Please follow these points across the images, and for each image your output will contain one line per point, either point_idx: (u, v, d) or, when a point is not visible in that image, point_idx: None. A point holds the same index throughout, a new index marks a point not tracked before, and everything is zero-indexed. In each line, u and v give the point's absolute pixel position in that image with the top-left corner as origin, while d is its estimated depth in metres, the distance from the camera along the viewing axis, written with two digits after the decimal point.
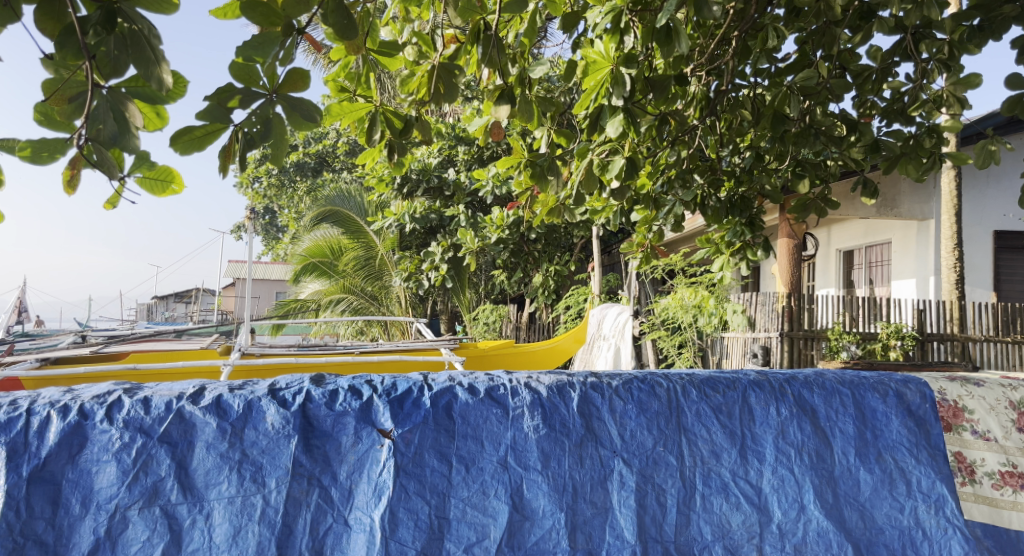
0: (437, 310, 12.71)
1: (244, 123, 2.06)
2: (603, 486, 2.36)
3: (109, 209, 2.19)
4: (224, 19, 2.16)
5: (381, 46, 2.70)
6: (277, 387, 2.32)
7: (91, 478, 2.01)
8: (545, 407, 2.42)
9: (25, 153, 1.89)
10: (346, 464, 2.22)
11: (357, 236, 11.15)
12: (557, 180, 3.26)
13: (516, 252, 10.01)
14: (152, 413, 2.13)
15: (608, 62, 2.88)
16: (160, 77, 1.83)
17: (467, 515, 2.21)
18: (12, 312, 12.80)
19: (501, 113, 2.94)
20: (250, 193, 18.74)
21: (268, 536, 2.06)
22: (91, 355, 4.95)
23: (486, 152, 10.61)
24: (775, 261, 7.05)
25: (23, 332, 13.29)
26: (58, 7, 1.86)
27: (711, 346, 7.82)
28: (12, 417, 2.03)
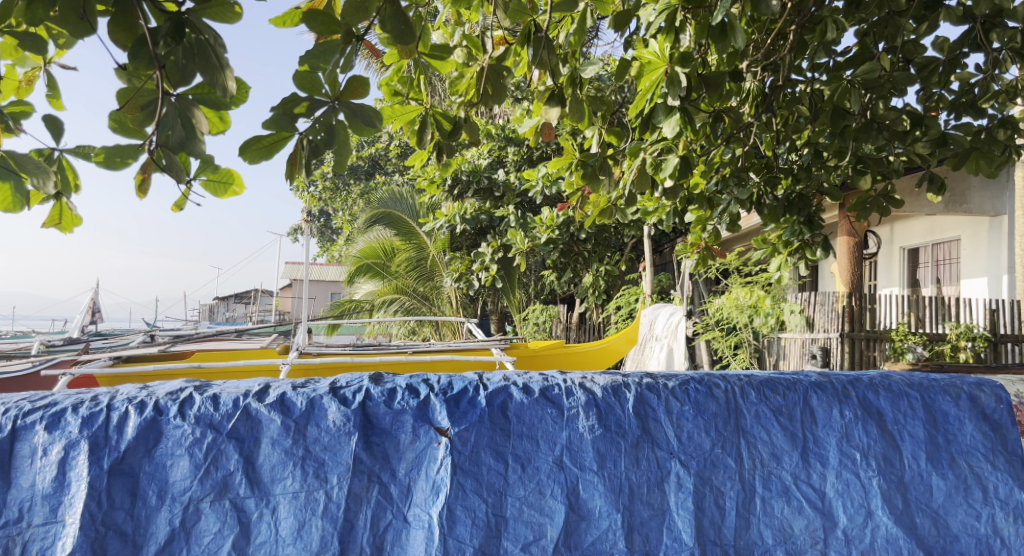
0: (488, 311, 12.75)
1: (309, 131, 2.13)
2: (660, 487, 2.34)
3: (176, 212, 2.27)
4: (283, 27, 2.21)
5: (433, 50, 2.67)
6: (339, 385, 2.37)
7: (166, 471, 2.10)
8: (600, 407, 2.41)
9: (99, 159, 1.99)
10: (404, 461, 2.25)
11: (409, 237, 11.32)
12: (610, 180, 3.24)
13: (567, 252, 9.92)
14: (221, 410, 2.20)
15: (663, 61, 2.86)
16: (226, 84, 1.92)
17: (524, 514, 2.23)
18: (85, 314, 13.48)
19: (551, 114, 2.95)
20: (306, 196, 19.17)
21: (331, 530, 2.11)
22: (161, 353, 5.17)
23: (536, 152, 10.55)
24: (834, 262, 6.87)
25: (97, 331, 14.01)
26: (130, 19, 1.95)
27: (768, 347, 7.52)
28: (94, 412, 2.13)
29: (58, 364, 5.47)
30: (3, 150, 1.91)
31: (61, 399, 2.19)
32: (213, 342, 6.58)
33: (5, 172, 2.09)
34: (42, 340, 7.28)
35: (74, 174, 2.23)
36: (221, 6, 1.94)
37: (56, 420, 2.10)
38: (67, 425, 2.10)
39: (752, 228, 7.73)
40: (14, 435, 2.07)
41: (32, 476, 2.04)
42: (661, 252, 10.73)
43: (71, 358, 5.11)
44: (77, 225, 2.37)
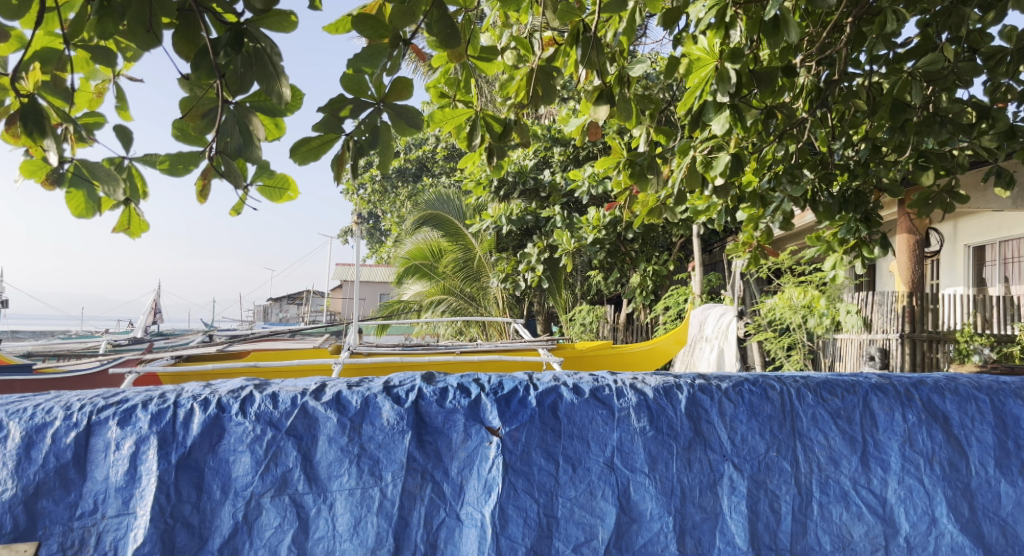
0: (535, 311, 12.73)
1: (355, 133, 2.16)
2: (712, 490, 2.31)
3: (234, 216, 2.34)
4: (336, 34, 2.26)
5: (481, 52, 2.63)
6: (392, 384, 2.40)
7: (229, 466, 2.16)
8: (651, 408, 2.38)
9: (164, 166, 2.07)
10: (456, 460, 2.27)
11: (456, 238, 11.44)
12: (659, 179, 3.21)
13: (613, 252, 9.73)
14: (280, 407, 2.25)
15: (712, 58, 2.84)
16: (281, 91, 1.99)
17: (576, 515, 2.23)
18: (148, 315, 14.08)
19: (599, 113, 2.93)
20: (356, 198, 19.51)
21: (386, 527, 2.15)
22: (219, 352, 5.34)
23: (583, 152, 10.29)
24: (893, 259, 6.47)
25: (160, 332, 14.63)
26: (193, 31, 2.02)
27: (825, 348, 7.32)
28: (162, 409, 2.19)
29: (123, 363, 5.71)
30: (77, 160, 2.01)
31: (131, 396, 2.26)
32: (269, 342, 6.78)
33: (80, 182, 2.19)
34: (109, 340, 7.64)
35: (142, 181, 2.32)
36: (277, 16, 1.98)
37: (128, 416, 2.17)
38: (138, 421, 2.17)
39: (805, 227, 7.52)
40: (89, 430, 2.14)
41: (106, 470, 2.11)
42: (711, 252, 10.25)
43: (136, 356, 5.34)
44: (144, 231, 2.48)
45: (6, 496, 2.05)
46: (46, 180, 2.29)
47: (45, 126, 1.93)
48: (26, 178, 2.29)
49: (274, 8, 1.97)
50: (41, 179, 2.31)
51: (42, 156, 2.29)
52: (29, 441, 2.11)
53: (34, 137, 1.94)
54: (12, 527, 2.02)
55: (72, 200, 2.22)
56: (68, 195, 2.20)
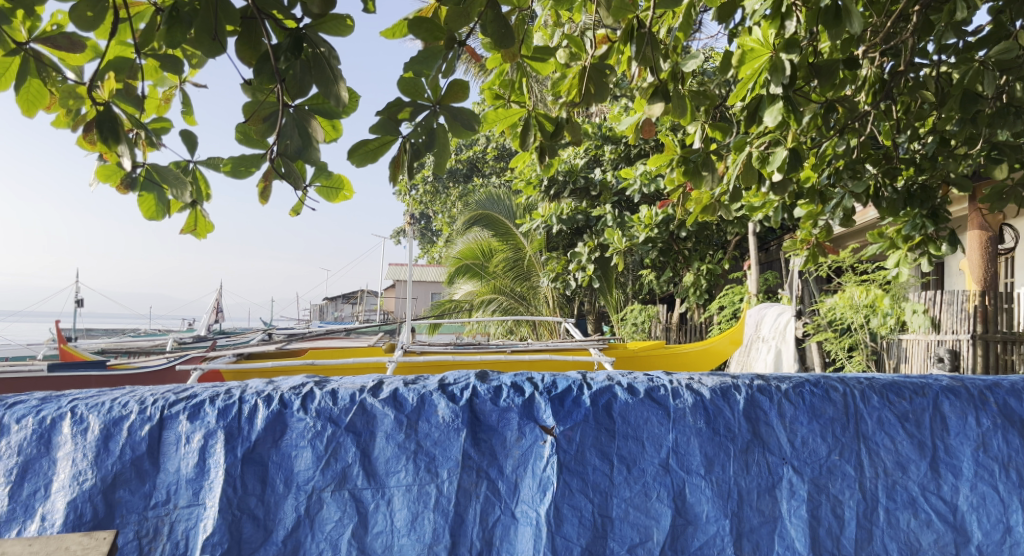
0: (585, 311, 12.56)
1: (412, 135, 2.17)
2: (771, 494, 2.26)
3: (293, 216, 2.39)
4: (391, 38, 2.22)
5: (534, 52, 2.63)
6: (447, 383, 2.42)
7: (291, 461, 2.21)
8: (708, 409, 2.33)
9: (227, 169, 2.14)
10: (511, 458, 2.27)
11: (506, 238, 11.44)
12: (713, 175, 3.13)
13: (665, 251, 9.23)
14: (340, 404, 2.29)
15: (767, 49, 2.76)
16: (339, 94, 2.01)
17: (630, 516, 2.21)
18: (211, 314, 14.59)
19: (654, 110, 2.87)
20: (409, 199, 19.68)
21: (442, 523, 2.18)
22: (279, 350, 5.52)
23: (634, 149, 9.52)
24: (964, 257, 6.15)
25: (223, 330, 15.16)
26: (255, 38, 2.07)
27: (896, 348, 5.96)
28: (228, 404, 2.26)
29: (190, 359, 5.98)
30: (148, 165, 2.10)
31: (200, 392, 2.34)
32: (325, 340, 6.92)
33: (150, 185, 2.27)
34: (175, 338, 7.95)
35: (206, 183, 2.39)
36: (334, 20, 2.01)
37: (197, 410, 2.25)
38: (207, 416, 2.24)
39: (868, 224, 7.21)
40: (161, 424, 2.22)
41: (177, 462, 2.19)
42: (768, 251, 9.33)
43: (203, 354, 5.58)
44: (209, 233, 2.55)
45: (86, 486, 2.14)
46: (120, 184, 2.38)
47: (119, 132, 2.01)
48: (101, 182, 2.39)
49: (331, 13, 2.01)
50: (115, 184, 2.41)
51: (116, 161, 2.38)
52: (107, 433, 2.20)
53: (109, 143, 2.02)
54: (91, 515, 2.11)
55: (145, 203, 2.33)
56: (140, 198, 2.30)
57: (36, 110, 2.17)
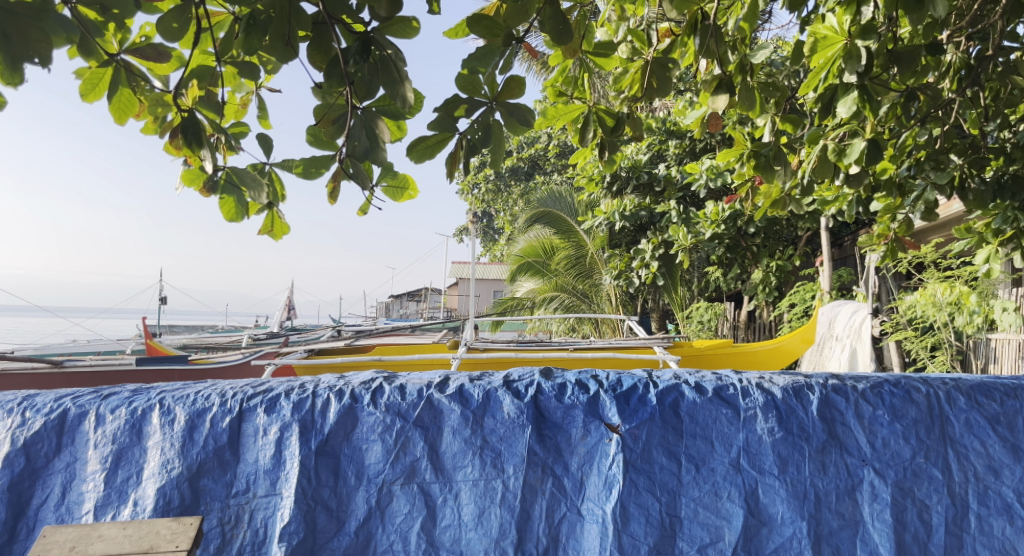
0: (649, 309, 12.32)
1: (468, 131, 2.16)
2: (851, 496, 2.18)
3: (360, 216, 2.34)
4: (454, 39, 2.18)
5: (597, 47, 2.61)
6: (511, 379, 2.42)
7: (362, 454, 2.26)
8: (780, 409, 2.26)
9: (299, 170, 2.22)
10: (577, 456, 2.26)
11: (568, 235, 11.39)
12: (786, 169, 3.05)
13: (732, 247, 8.83)
14: (408, 399, 2.33)
15: (841, 36, 2.65)
16: (405, 96, 2.06)
17: (701, 515, 2.17)
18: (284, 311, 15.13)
19: (719, 103, 2.77)
20: (472, 198, 19.78)
21: (509, 518, 2.19)
22: (347, 346, 5.69)
23: (699, 143, 9.21)
24: None
25: (294, 327, 15.69)
26: (326, 43, 2.13)
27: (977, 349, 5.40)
28: (302, 398, 2.33)
29: (264, 355, 6.24)
30: (228, 168, 2.20)
31: (275, 386, 2.42)
32: (392, 336, 7.07)
33: (229, 188, 2.37)
34: (251, 335, 8.29)
35: (281, 185, 2.48)
36: (400, 23, 2.06)
37: (273, 404, 2.32)
38: (282, 409, 2.31)
39: (953, 218, 6.80)
40: (241, 416, 2.30)
41: (255, 453, 2.26)
42: (841, 246, 8.87)
43: (277, 350, 5.81)
44: (284, 233, 2.65)
45: (173, 474, 2.22)
46: (202, 187, 2.50)
47: (201, 137, 2.11)
48: (186, 185, 2.51)
49: (398, 15, 2.04)
50: (198, 187, 2.52)
51: (198, 166, 2.51)
52: (191, 424, 2.28)
53: (193, 148, 2.14)
54: (178, 502, 2.19)
55: (225, 205, 2.45)
56: (220, 201, 2.42)
57: (127, 118, 2.29)
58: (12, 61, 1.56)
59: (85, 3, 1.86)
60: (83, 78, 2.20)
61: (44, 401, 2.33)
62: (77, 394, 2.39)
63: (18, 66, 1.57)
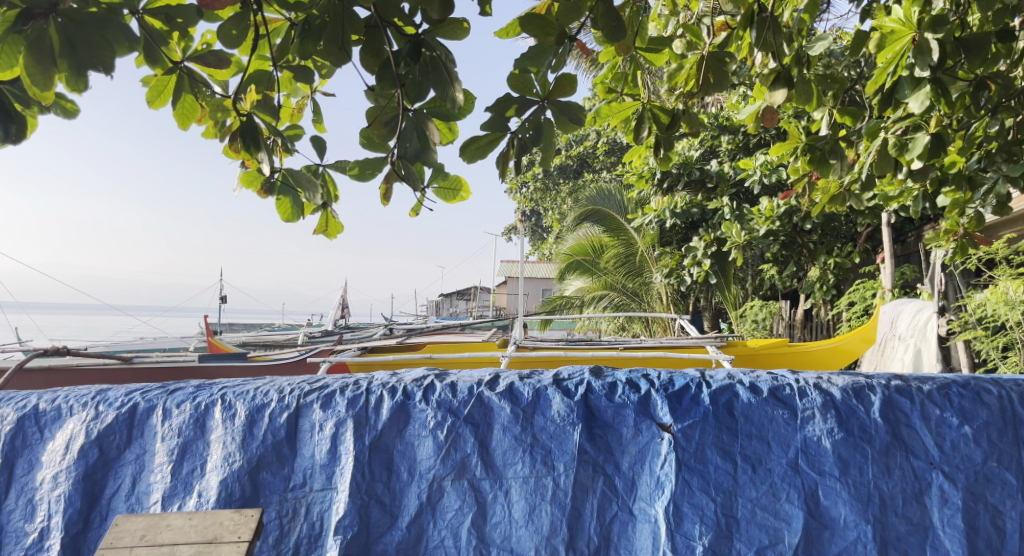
0: (700, 307, 12.06)
1: (520, 130, 2.17)
2: (918, 500, 2.11)
3: (413, 217, 2.43)
4: (505, 39, 2.20)
5: (650, 43, 2.57)
6: (561, 377, 2.42)
7: (414, 450, 2.30)
8: (839, 409, 2.20)
9: (354, 172, 2.27)
10: (628, 455, 2.25)
11: (618, 233, 11.29)
12: (842, 163, 2.95)
13: (788, 244, 8.57)
14: (459, 396, 2.36)
15: (909, 30, 2.58)
16: (455, 97, 2.09)
17: (758, 517, 2.13)
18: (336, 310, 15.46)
19: (778, 97, 2.70)
20: (520, 197, 19.80)
21: (560, 516, 2.19)
22: (399, 344, 5.79)
23: (753, 138, 8.97)
24: None
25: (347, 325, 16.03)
26: (377, 46, 2.17)
27: None
28: (357, 395, 2.39)
29: (319, 352, 6.40)
30: (285, 170, 2.27)
31: (330, 382, 2.48)
32: (443, 334, 7.14)
33: (286, 190, 2.45)
34: (306, 334, 8.50)
35: (335, 186, 2.54)
36: (451, 24, 2.09)
37: (329, 400, 2.39)
38: (338, 405, 2.37)
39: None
40: (298, 412, 2.37)
41: (312, 448, 2.33)
42: (905, 242, 8.51)
43: (331, 347, 5.95)
44: (337, 233, 2.72)
45: (234, 467, 2.30)
46: (260, 189, 2.59)
47: (259, 140, 2.19)
48: (245, 187, 2.60)
49: (449, 16, 2.07)
50: (256, 189, 2.61)
51: (256, 168, 2.59)
52: (251, 420, 2.36)
53: (252, 151, 2.21)
54: (240, 494, 2.27)
55: (281, 205, 2.53)
56: (277, 201, 2.51)
57: (189, 123, 2.39)
58: (77, 68, 1.65)
59: (153, 14, 1.95)
60: (150, 86, 2.30)
61: (116, 395, 2.46)
62: (146, 389, 2.51)
63: (83, 72, 1.65)
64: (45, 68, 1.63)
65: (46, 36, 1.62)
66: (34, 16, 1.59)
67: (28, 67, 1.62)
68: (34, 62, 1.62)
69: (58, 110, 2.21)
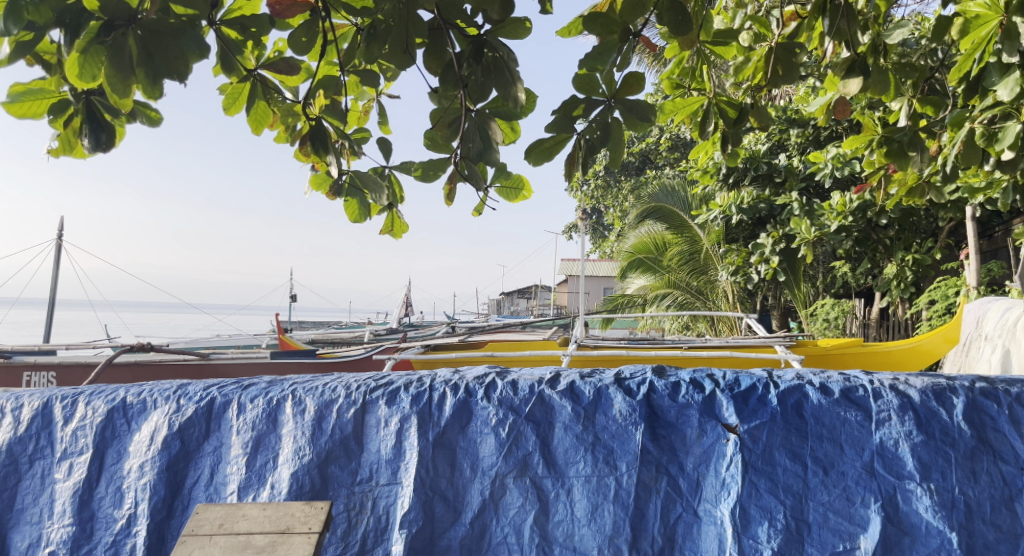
0: (768, 306, 11.67)
1: (586, 131, 2.17)
2: (1008, 507, 2.00)
3: (476, 216, 2.47)
4: (568, 37, 2.20)
5: (716, 36, 2.50)
6: (623, 376, 2.40)
7: (477, 446, 2.34)
8: (918, 412, 2.10)
9: (418, 173, 2.33)
10: (692, 456, 2.21)
11: (681, 230, 11.07)
12: (922, 155, 2.82)
13: (862, 240, 8.20)
14: (520, 394, 2.38)
15: (995, 14, 2.39)
16: (517, 96, 2.10)
17: (830, 521, 2.06)
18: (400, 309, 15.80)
19: (851, 88, 2.61)
20: (581, 195, 19.72)
21: (623, 516, 2.18)
22: (461, 342, 5.87)
23: (824, 131, 8.62)
24: None
25: (411, 323, 16.37)
26: (441, 47, 2.18)
27: None
28: (420, 391, 2.44)
29: (384, 350, 6.57)
30: (352, 172, 2.33)
31: (395, 379, 2.54)
32: (505, 333, 7.17)
33: (354, 191, 2.54)
34: (372, 331, 8.72)
35: (400, 187, 2.61)
36: (513, 24, 2.10)
37: (394, 396, 2.44)
38: (402, 401, 2.43)
39: None
40: (364, 407, 2.44)
41: (378, 443, 2.39)
42: (992, 237, 7.99)
43: (396, 345, 6.09)
44: (405, 232, 2.81)
45: (305, 460, 2.39)
46: (329, 190, 2.69)
47: (328, 144, 2.27)
48: (315, 190, 2.72)
49: (510, 17, 2.10)
50: (325, 191, 2.72)
51: (325, 171, 2.70)
52: (320, 415, 2.45)
53: (321, 154, 2.30)
54: (310, 486, 2.36)
55: (349, 207, 2.63)
56: (346, 203, 2.61)
57: (263, 128, 2.50)
58: (153, 77, 1.72)
59: (228, 25, 2.06)
60: (225, 94, 2.40)
61: (195, 390, 2.60)
62: (223, 384, 2.64)
63: (158, 81, 1.73)
64: (124, 76, 1.70)
65: (126, 47, 1.69)
66: (116, 27, 1.69)
67: (108, 76, 1.69)
68: (113, 71, 1.69)
69: (143, 119, 2.35)
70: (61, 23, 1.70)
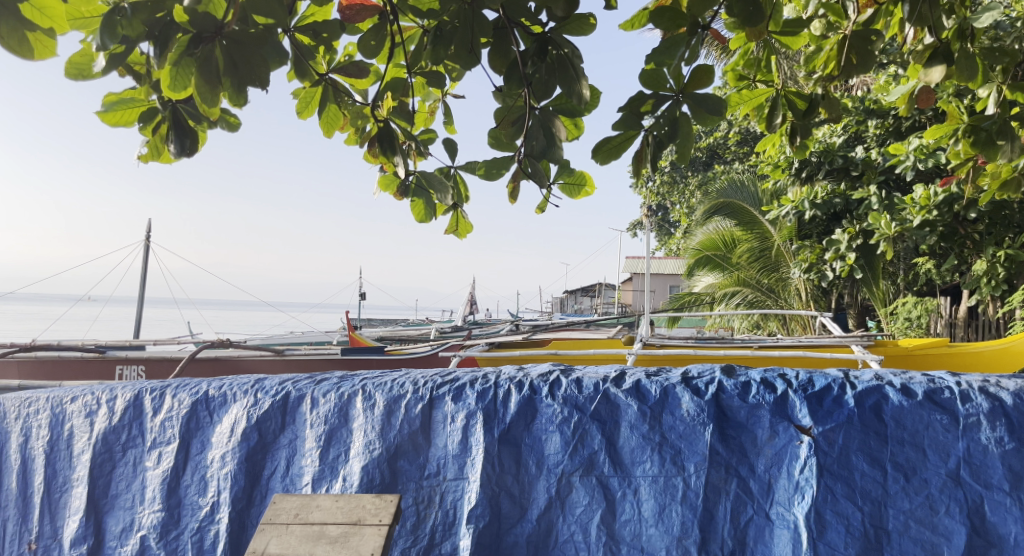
0: (844, 304, 11.16)
1: (653, 128, 2.16)
2: None
3: (539, 214, 2.50)
4: (631, 30, 2.18)
5: (785, 26, 2.43)
6: (691, 375, 2.36)
7: (543, 444, 2.36)
8: (1011, 417, 1.99)
9: (482, 172, 2.37)
10: (763, 457, 2.16)
11: (751, 227, 10.74)
12: (1013, 144, 2.65)
13: (947, 235, 7.76)
14: (585, 392, 2.38)
15: None
16: (581, 92, 2.11)
17: (912, 530, 1.97)
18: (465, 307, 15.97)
19: (934, 76, 2.45)
20: (647, 192, 19.43)
21: (691, 517, 2.15)
22: (525, 341, 5.89)
23: (906, 121, 8.16)
24: None
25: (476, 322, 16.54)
26: (506, 47, 2.25)
27: None
28: (486, 388, 2.48)
29: (451, 347, 6.69)
30: (419, 173, 2.40)
31: (461, 376, 2.59)
32: (569, 332, 7.14)
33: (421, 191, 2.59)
34: (438, 329, 8.87)
35: (465, 186, 2.66)
36: (579, 20, 2.10)
37: (460, 393, 2.49)
38: (468, 397, 2.47)
39: None
40: (431, 403, 2.49)
41: (445, 438, 2.45)
42: None
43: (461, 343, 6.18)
44: (470, 231, 2.83)
45: (375, 454, 2.47)
46: (397, 191, 2.77)
47: (395, 145, 2.33)
48: (383, 190, 2.80)
49: (575, 13, 2.10)
50: (393, 191, 2.80)
51: (393, 172, 2.77)
52: (389, 409, 2.51)
53: (388, 154, 2.36)
54: (379, 480, 2.43)
55: (416, 206, 2.68)
56: (413, 203, 2.66)
57: (333, 131, 2.61)
58: (237, 85, 1.83)
59: (302, 31, 2.15)
60: (299, 98, 2.52)
61: (272, 384, 2.73)
62: (297, 379, 2.76)
63: (242, 88, 1.83)
64: (212, 85, 1.81)
65: (212, 56, 1.79)
66: (203, 39, 1.77)
67: (198, 86, 1.80)
68: (203, 81, 1.80)
69: (224, 124, 2.51)
70: (151, 35, 1.79)
